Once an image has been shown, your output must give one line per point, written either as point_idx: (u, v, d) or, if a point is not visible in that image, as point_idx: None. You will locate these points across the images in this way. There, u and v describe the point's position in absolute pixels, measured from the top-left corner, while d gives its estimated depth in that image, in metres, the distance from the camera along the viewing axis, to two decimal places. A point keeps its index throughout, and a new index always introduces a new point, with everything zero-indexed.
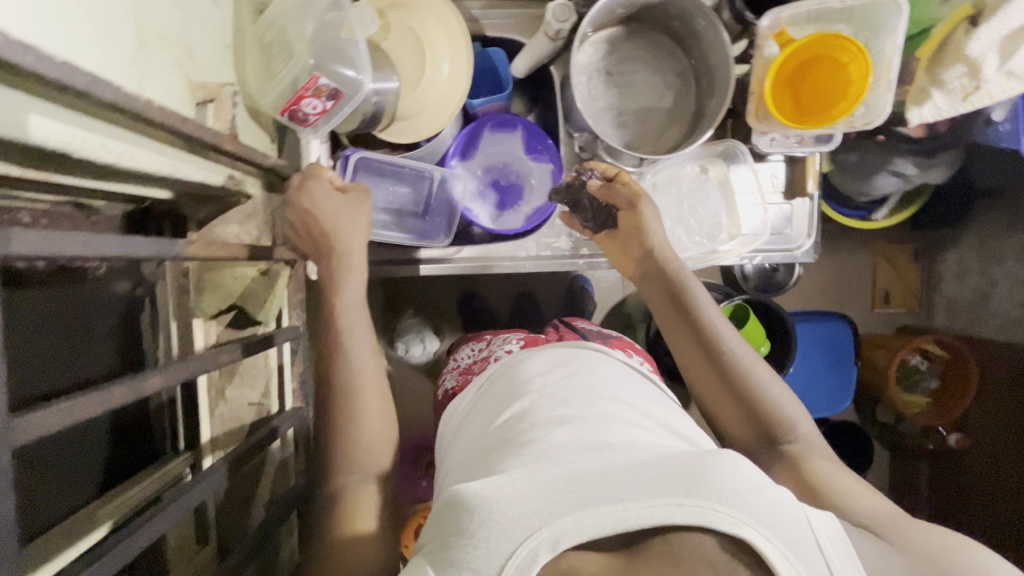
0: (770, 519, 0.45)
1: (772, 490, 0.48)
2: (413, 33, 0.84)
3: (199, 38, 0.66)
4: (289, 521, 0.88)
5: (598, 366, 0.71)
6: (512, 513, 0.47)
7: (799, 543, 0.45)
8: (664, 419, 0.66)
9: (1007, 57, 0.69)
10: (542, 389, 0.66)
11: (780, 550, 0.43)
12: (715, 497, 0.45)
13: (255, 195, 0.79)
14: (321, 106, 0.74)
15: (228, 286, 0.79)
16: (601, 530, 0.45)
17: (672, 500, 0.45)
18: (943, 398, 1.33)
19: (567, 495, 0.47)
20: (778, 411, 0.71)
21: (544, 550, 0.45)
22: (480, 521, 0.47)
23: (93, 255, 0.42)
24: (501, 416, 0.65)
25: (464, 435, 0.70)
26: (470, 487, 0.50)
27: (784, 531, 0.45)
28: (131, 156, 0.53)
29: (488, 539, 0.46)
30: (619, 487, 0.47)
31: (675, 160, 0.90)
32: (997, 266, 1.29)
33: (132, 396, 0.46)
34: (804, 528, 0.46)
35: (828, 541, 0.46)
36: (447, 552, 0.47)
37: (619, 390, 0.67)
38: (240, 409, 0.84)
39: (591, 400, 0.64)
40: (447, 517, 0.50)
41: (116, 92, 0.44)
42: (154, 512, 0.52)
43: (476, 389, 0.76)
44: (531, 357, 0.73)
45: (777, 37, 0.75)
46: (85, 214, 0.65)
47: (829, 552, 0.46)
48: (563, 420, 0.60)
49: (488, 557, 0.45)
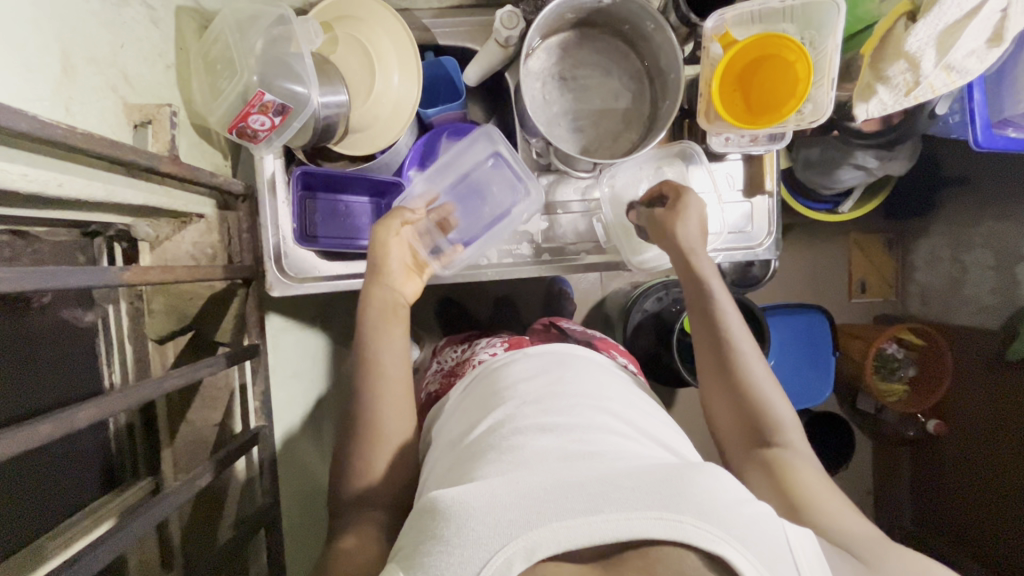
0: (747, 536, 0.45)
1: (749, 507, 0.48)
2: (361, 45, 0.83)
3: (135, 60, 0.66)
4: (260, 540, 0.87)
5: (581, 371, 0.71)
6: (487, 521, 0.46)
7: (771, 559, 0.45)
8: (645, 426, 0.66)
9: (944, 52, 0.68)
10: (524, 395, 0.66)
11: (754, 566, 0.43)
12: (695, 512, 0.45)
13: (208, 214, 0.79)
14: (269, 122, 0.73)
15: (183, 308, 0.78)
16: (578, 541, 0.44)
17: (652, 513, 0.45)
18: (920, 385, 1.34)
19: (545, 503, 0.47)
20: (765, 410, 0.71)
21: (519, 559, 0.44)
22: (455, 528, 0.46)
23: (9, 289, 0.42)
24: (480, 424, 0.65)
25: (441, 441, 0.69)
26: (449, 494, 0.49)
27: (760, 548, 0.45)
28: (60, 184, 0.52)
29: (462, 547, 0.45)
30: (598, 497, 0.46)
31: (634, 164, 0.89)
32: (967, 253, 1.30)
33: (61, 429, 0.45)
34: (780, 544, 0.47)
35: (801, 549, 0.48)
36: (420, 560, 0.46)
37: (604, 397, 0.67)
38: (204, 429, 0.83)
39: (575, 408, 0.63)
40: (422, 523, 0.49)
41: (29, 122, 0.43)
42: (99, 541, 0.51)
43: (462, 390, 0.77)
44: (515, 362, 0.73)
45: (721, 39, 0.76)
46: (26, 241, 0.62)
47: (803, 568, 0.46)
48: (547, 427, 0.60)
49: (462, 564, 0.44)
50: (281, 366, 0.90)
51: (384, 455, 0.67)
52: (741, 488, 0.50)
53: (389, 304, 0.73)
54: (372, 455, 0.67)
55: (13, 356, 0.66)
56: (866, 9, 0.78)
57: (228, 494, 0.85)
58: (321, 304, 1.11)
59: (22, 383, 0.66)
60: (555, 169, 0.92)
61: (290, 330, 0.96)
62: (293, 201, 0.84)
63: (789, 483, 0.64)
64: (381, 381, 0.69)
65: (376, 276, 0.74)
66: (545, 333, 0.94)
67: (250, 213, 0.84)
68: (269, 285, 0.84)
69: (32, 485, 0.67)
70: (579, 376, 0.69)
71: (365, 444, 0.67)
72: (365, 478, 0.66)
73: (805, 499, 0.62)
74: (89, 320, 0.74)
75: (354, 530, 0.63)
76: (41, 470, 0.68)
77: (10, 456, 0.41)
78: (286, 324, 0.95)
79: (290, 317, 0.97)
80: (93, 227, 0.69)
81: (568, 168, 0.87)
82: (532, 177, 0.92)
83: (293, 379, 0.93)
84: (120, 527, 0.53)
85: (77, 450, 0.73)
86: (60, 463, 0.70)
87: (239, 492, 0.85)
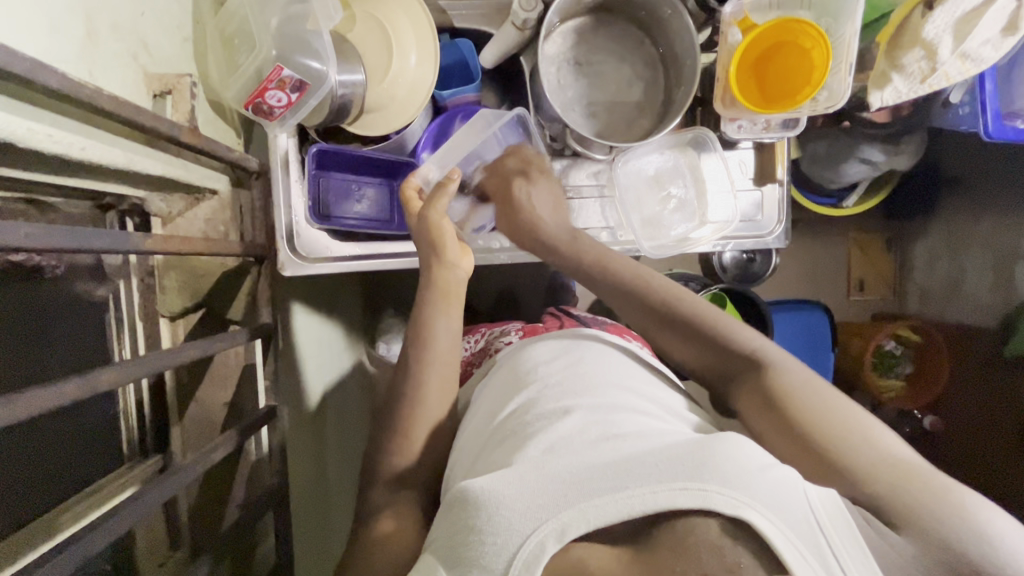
0: (772, 501, 0.44)
1: (776, 470, 0.47)
2: (379, 24, 0.83)
3: (156, 29, 0.65)
4: (268, 521, 0.87)
5: (598, 354, 0.70)
6: (519, 507, 0.46)
7: (801, 526, 0.44)
8: (671, 405, 0.65)
9: (962, 40, 0.71)
10: (546, 378, 0.66)
11: (781, 532, 0.43)
12: (719, 480, 0.45)
13: (221, 190, 0.78)
14: (286, 99, 0.73)
15: (196, 284, 0.78)
16: (607, 518, 0.45)
17: (676, 485, 0.45)
18: (916, 382, 1.35)
19: (573, 485, 0.47)
20: (709, 329, 0.68)
21: (551, 540, 0.45)
22: (487, 517, 0.46)
23: (40, 246, 0.41)
24: (506, 408, 0.65)
25: (467, 424, 0.69)
26: (477, 482, 0.49)
27: (786, 513, 0.44)
28: (82, 148, 0.52)
29: (495, 534, 0.45)
30: (622, 475, 0.47)
31: (647, 150, 0.91)
32: (964, 252, 1.32)
33: (86, 390, 0.45)
34: (803, 509, 0.45)
35: (821, 507, 0.46)
36: (456, 551, 0.46)
37: (623, 377, 0.66)
38: (213, 408, 0.83)
39: (593, 388, 0.62)
40: (453, 513, 0.49)
41: (63, 80, 0.43)
42: (118, 509, 0.50)
43: (485, 379, 0.78)
44: (534, 347, 0.73)
45: (741, 23, 0.76)
46: (39, 210, 0.61)
47: (829, 531, 0.44)
48: (565, 409, 0.59)
49: (497, 551, 0.45)
50: (288, 348, 0.89)
51: (411, 429, 0.68)
52: (765, 453, 0.49)
53: (453, 283, 0.75)
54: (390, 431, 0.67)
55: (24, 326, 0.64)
56: None
57: (236, 473, 0.84)
58: (327, 289, 1.10)
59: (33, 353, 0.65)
60: (569, 154, 0.92)
61: (298, 314, 0.96)
62: (308, 180, 0.84)
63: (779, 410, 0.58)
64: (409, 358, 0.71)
65: (435, 260, 0.75)
66: (557, 319, 0.95)
67: (263, 192, 0.84)
68: (281, 265, 0.82)
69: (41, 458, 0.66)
70: (597, 358, 0.69)
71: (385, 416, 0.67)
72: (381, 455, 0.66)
73: (801, 422, 0.56)
74: (101, 295, 0.73)
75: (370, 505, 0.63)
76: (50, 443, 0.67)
77: (34, 414, 0.40)
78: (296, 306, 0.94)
79: (299, 300, 0.97)
80: (108, 201, 0.69)
81: (583, 151, 0.88)
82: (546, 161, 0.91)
83: (301, 363, 0.93)
84: (138, 496, 0.52)
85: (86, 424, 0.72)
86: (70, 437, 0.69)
87: (247, 473, 0.84)
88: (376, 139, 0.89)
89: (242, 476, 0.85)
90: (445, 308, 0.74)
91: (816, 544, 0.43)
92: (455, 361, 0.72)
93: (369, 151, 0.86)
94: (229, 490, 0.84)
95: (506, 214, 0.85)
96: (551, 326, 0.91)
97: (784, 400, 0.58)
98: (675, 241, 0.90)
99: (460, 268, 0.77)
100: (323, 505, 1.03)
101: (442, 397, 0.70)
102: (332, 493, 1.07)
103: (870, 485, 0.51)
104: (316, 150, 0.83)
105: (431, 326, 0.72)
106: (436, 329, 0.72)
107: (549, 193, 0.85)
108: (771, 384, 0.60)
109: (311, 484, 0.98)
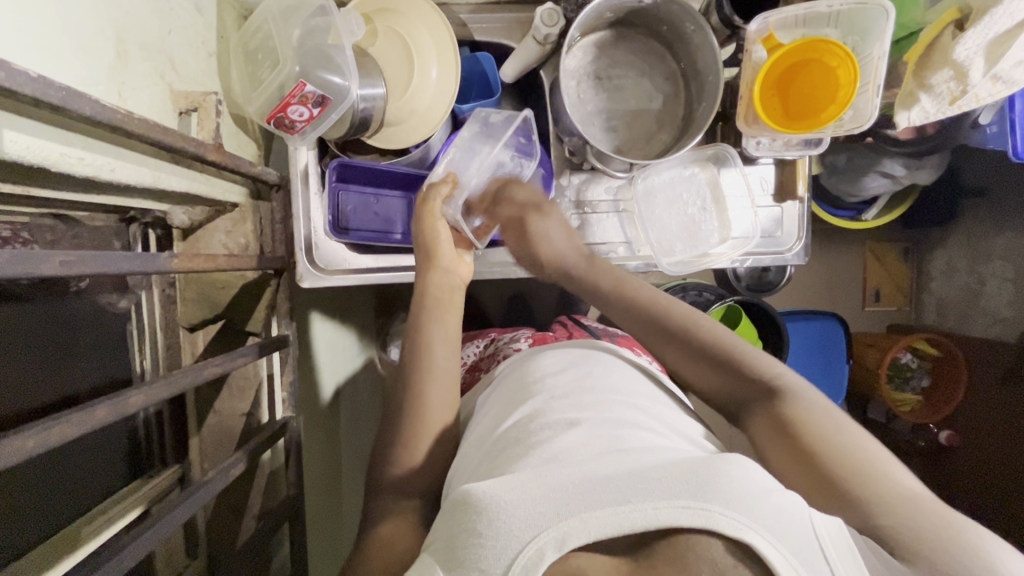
0: (776, 525, 0.42)
1: (779, 495, 0.45)
2: (401, 39, 0.84)
3: (180, 46, 0.66)
4: (282, 531, 0.88)
5: (608, 368, 0.68)
6: (518, 513, 0.45)
7: (800, 549, 0.42)
8: (677, 425, 0.62)
9: (994, 62, 0.70)
10: (555, 389, 0.64)
11: (785, 557, 0.41)
12: (722, 501, 0.43)
13: (242, 203, 0.77)
14: (308, 114, 0.73)
15: (214, 297, 0.79)
16: (609, 531, 0.43)
17: (678, 502, 0.43)
18: (932, 396, 1.33)
19: (574, 495, 0.46)
20: (729, 353, 0.66)
21: (551, 548, 0.43)
22: (487, 521, 0.45)
23: (75, 273, 0.41)
24: (511, 417, 0.63)
25: (472, 432, 0.68)
26: (480, 487, 0.48)
27: (788, 536, 0.42)
28: (111, 168, 0.53)
29: (495, 538, 0.44)
30: (625, 488, 0.46)
31: (669, 164, 0.90)
32: (984, 265, 1.29)
33: (116, 414, 0.45)
34: (806, 531, 0.43)
35: (826, 534, 0.44)
36: (455, 553, 0.45)
37: (631, 394, 0.64)
38: (230, 418, 0.85)
39: (601, 402, 0.61)
40: (454, 515, 0.49)
41: (95, 106, 0.43)
42: (146, 526, 0.50)
43: (490, 388, 0.77)
44: (542, 356, 0.72)
45: (765, 42, 0.76)
46: (66, 226, 0.61)
47: (833, 559, 0.43)
48: (574, 421, 0.57)
49: (496, 556, 0.43)
50: (305, 357, 0.90)
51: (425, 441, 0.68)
52: (770, 477, 0.47)
53: (447, 286, 0.77)
54: (407, 447, 0.67)
55: (52, 341, 0.65)
56: (910, 17, 0.80)
57: (254, 483, 0.85)
58: (340, 297, 1.10)
59: (61, 368, 0.66)
60: (587, 168, 0.91)
61: (313, 322, 0.96)
62: (326, 193, 0.84)
63: (793, 437, 0.56)
64: (429, 373, 0.71)
65: (430, 262, 0.77)
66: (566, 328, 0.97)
67: (283, 204, 0.82)
68: (299, 276, 0.83)
69: (67, 475, 0.66)
70: (606, 371, 0.68)
71: (405, 426, 0.69)
72: (395, 474, 0.66)
73: (815, 449, 0.54)
74: (124, 307, 0.73)
75: (383, 519, 0.63)
76: (75, 457, 0.68)
77: (68, 439, 0.41)
78: (310, 314, 0.94)
79: (314, 309, 0.97)
80: (132, 213, 0.68)
81: (602, 167, 0.87)
82: (564, 175, 0.92)
83: (313, 371, 0.93)
84: (160, 515, 0.52)
85: (107, 438, 0.72)
86: (93, 451, 0.70)
87: (264, 480, 0.85)
88: (395, 151, 0.90)
89: (256, 487, 0.85)
90: (440, 317, 0.75)
91: (819, 571, 0.41)
92: (454, 374, 0.73)
93: (387, 164, 0.86)
94: (245, 500, 0.85)
95: (521, 245, 0.83)
96: (562, 335, 0.93)
97: (798, 427, 0.56)
98: (692, 257, 0.89)
99: (456, 275, 0.79)
100: (335, 512, 1.03)
101: (446, 411, 0.70)
102: (342, 499, 1.07)
103: (886, 517, 0.48)
104: (335, 166, 0.83)
105: (434, 331, 0.74)
106: (438, 340, 0.73)
107: (558, 225, 0.82)
108: (781, 412, 0.59)
109: (323, 494, 0.98)
